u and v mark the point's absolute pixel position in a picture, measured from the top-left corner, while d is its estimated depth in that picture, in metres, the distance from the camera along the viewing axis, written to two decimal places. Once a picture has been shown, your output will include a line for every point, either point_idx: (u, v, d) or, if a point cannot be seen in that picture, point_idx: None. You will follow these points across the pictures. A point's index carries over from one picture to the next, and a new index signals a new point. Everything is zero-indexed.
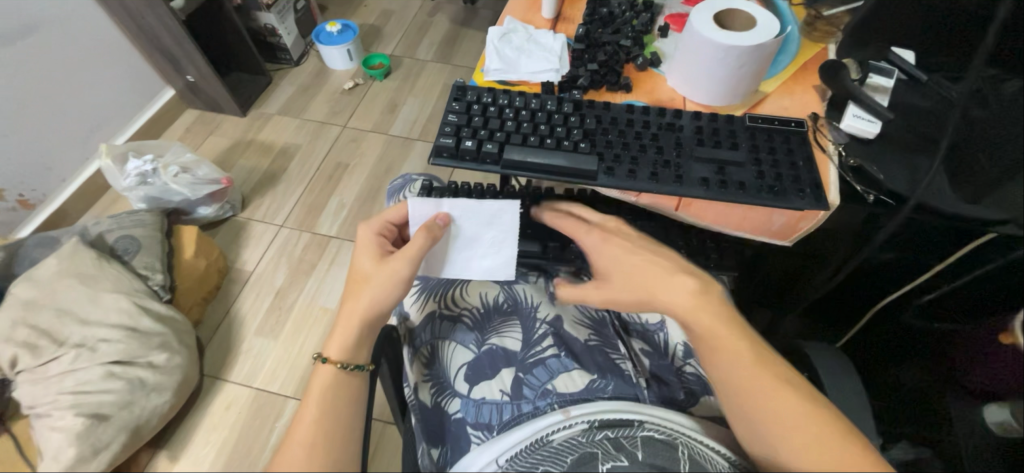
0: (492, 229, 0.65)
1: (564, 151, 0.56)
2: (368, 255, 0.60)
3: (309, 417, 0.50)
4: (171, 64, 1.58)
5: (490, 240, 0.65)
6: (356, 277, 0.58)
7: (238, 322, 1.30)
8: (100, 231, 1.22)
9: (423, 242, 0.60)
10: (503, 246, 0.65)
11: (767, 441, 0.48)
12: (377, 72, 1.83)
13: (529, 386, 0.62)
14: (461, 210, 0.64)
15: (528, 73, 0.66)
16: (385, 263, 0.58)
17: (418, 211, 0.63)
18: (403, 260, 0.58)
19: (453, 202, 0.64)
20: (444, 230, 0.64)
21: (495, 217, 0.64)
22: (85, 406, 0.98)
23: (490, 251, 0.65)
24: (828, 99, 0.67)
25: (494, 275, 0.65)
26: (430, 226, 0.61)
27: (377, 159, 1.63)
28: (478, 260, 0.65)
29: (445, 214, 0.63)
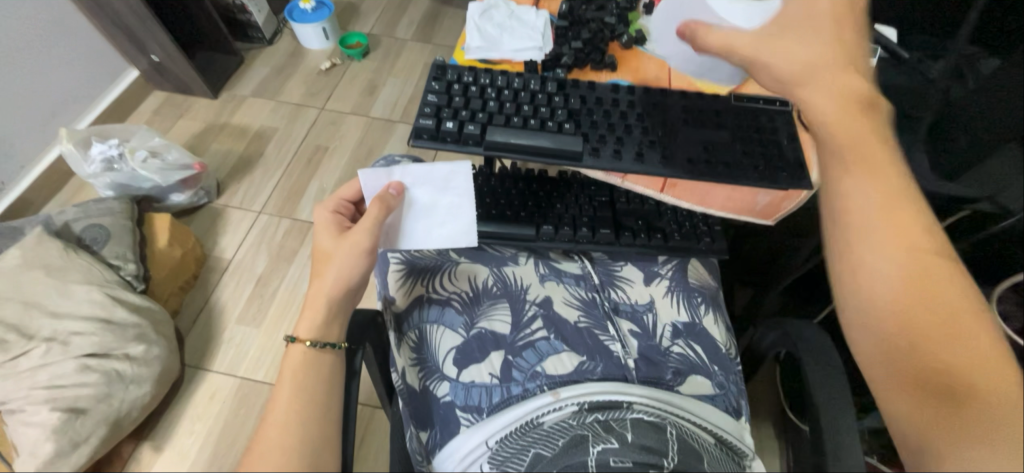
0: (446, 195, 0.62)
1: (549, 132, 0.54)
2: (328, 232, 0.60)
3: (282, 402, 0.50)
4: (134, 43, 1.49)
5: (444, 206, 0.62)
6: (320, 254, 0.58)
7: (219, 311, 1.27)
8: (66, 220, 1.17)
9: (377, 214, 0.58)
10: (460, 212, 0.62)
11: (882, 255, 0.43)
12: (355, 51, 1.77)
13: (519, 368, 0.63)
14: (414, 177, 0.61)
15: (511, 51, 0.64)
16: (346, 237, 0.58)
17: (370, 183, 0.61)
18: (365, 232, 0.58)
19: (405, 168, 0.61)
20: (399, 200, 0.61)
21: (447, 182, 0.62)
22: (61, 400, 0.96)
23: (447, 219, 0.62)
24: None
25: (454, 242, 0.63)
26: (381, 196, 0.59)
27: (358, 143, 1.59)
28: (438, 229, 0.63)
29: (398, 183, 0.61)
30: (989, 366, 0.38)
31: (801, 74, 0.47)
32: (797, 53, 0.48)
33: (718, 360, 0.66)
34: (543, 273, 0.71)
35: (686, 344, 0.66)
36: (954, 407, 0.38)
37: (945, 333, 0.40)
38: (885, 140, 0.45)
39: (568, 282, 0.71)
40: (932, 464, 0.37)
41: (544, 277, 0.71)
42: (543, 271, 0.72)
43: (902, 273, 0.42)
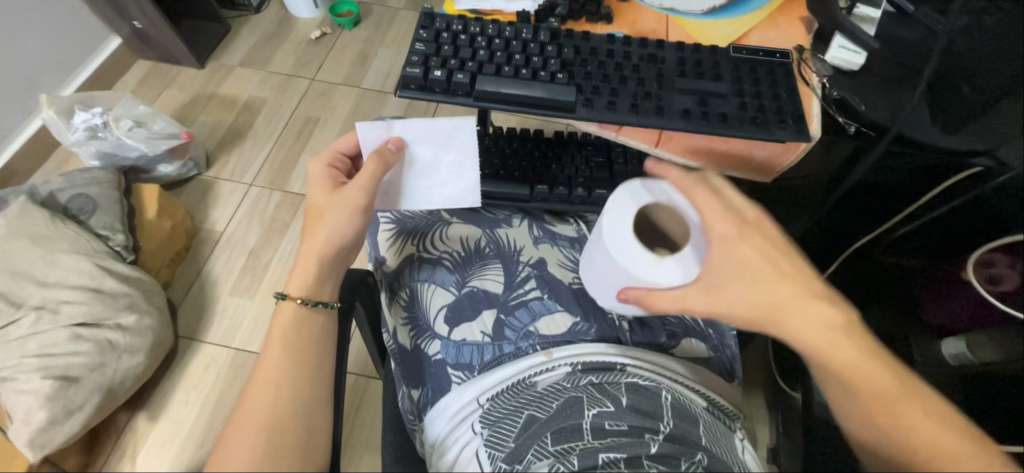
0: (449, 152, 0.60)
1: (541, 82, 0.52)
2: (322, 187, 0.58)
3: (272, 357, 0.50)
4: (115, 8, 1.43)
5: (447, 163, 0.60)
6: (313, 210, 0.57)
7: (211, 283, 1.26)
8: (51, 189, 1.14)
9: (373, 171, 0.56)
10: (462, 170, 0.61)
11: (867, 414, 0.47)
12: (346, 20, 1.71)
13: (511, 327, 0.62)
14: (414, 132, 0.59)
15: (502, 1, 0.61)
16: (339, 193, 0.56)
17: (369, 137, 0.59)
18: (359, 189, 0.56)
19: (405, 124, 0.59)
20: (400, 156, 0.59)
21: (451, 139, 0.59)
22: (53, 368, 0.95)
23: (451, 177, 0.61)
24: (814, 32, 0.61)
25: (456, 202, 0.61)
26: (380, 152, 0.57)
27: (350, 114, 1.56)
28: (439, 188, 0.61)
29: (398, 139, 0.59)
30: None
31: (746, 288, 0.47)
32: (736, 273, 0.47)
33: (713, 324, 0.65)
34: (537, 235, 0.69)
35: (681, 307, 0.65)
36: None
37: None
38: (842, 323, 0.46)
39: (563, 245, 0.69)
40: None
41: (538, 239, 0.69)
42: (537, 234, 0.69)
43: (878, 430, 0.46)
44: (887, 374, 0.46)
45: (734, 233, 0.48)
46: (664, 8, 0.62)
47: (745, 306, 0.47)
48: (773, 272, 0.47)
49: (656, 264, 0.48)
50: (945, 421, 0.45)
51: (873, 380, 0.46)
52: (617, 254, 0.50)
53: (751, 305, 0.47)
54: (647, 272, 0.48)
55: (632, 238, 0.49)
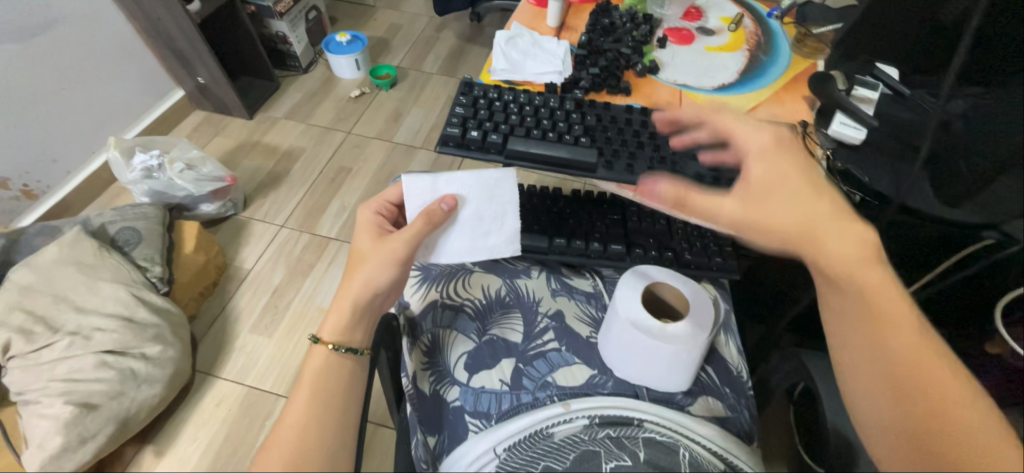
0: (493, 203, 0.65)
1: (566, 145, 0.58)
2: (368, 234, 0.63)
3: (301, 400, 0.52)
4: (183, 66, 1.62)
5: (489, 215, 0.64)
6: (356, 255, 0.61)
7: (234, 319, 1.30)
8: (103, 222, 1.23)
9: (421, 227, 0.60)
10: (503, 221, 0.65)
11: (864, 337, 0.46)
12: (384, 82, 1.88)
13: (529, 376, 0.64)
14: (464, 188, 0.64)
15: (533, 73, 0.69)
16: (382, 243, 0.60)
17: (419, 199, 0.63)
18: (404, 241, 0.60)
19: (453, 179, 0.64)
20: (451, 214, 0.63)
21: (495, 191, 0.65)
22: (76, 394, 0.97)
23: (492, 228, 0.65)
24: (817, 108, 0.67)
25: (496, 253, 0.65)
26: (431, 209, 0.61)
27: (380, 165, 1.67)
28: (480, 239, 0.65)
29: (451, 198, 0.63)
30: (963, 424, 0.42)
31: (795, 195, 0.46)
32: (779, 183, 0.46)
33: (731, 383, 0.65)
34: (555, 288, 0.72)
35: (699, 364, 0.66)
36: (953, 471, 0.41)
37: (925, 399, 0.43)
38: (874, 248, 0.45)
39: (579, 299, 0.71)
40: None
41: (555, 292, 0.72)
42: (555, 286, 0.73)
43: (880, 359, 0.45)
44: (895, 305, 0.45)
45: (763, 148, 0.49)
46: (677, 84, 0.70)
47: (784, 210, 0.45)
48: (810, 188, 0.46)
49: (663, 330, 0.57)
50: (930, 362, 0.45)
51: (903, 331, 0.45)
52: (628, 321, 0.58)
53: (797, 210, 0.45)
54: (655, 333, 0.57)
55: (640, 307, 0.58)
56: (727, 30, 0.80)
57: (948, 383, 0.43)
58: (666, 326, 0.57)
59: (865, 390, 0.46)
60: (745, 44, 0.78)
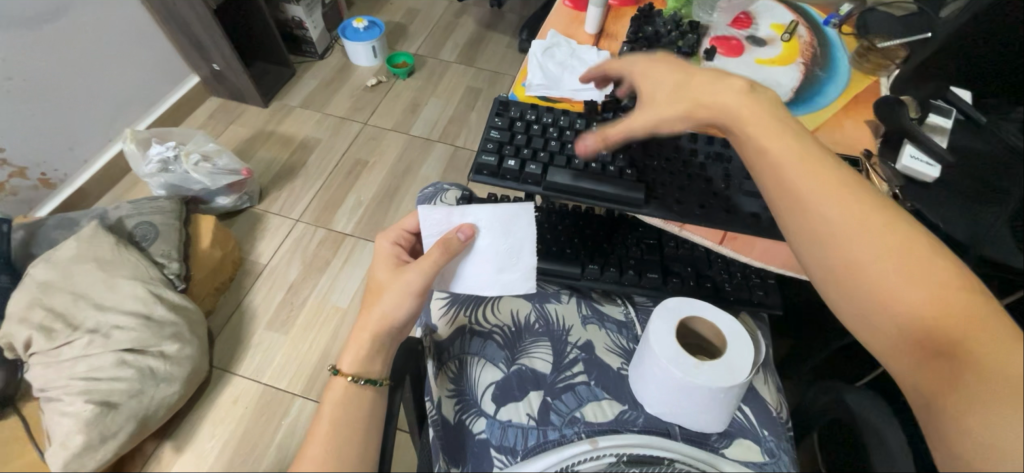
0: (510, 237, 0.60)
1: (608, 177, 0.59)
2: (386, 264, 0.60)
3: (322, 433, 0.50)
4: (198, 52, 1.58)
5: (505, 250, 0.60)
6: (374, 285, 0.59)
7: (250, 315, 1.29)
8: (120, 216, 1.22)
9: (436, 259, 0.56)
10: (519, 258, 0.60)
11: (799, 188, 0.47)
12: (402, 70, 1.83)
13: (557, 411, 0.61)
14: (483, 218, 0.60)
15: (570, 90, 0.68)
16: (401, 273, 0.58)
17: (439, 224, 0.60)
18: (420, 271, 0.56)
19: (467, 210, 0.60)
20: (467, 244, 0.59)
21: (511, 225, 0.60)
22: (95, 393, 0.98)
23: (507, 264, 0.60)
24: (882, 135, 0.64)
25: (511, 289, 0.60)
26: (448, 240, 0.57)
27: (397, 158, 1.63)
28: (496, 272, 0.60)
29: (469, 226, 0.59)
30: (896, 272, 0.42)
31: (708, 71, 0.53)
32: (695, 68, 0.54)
33: (771, 425, 0.62)
34: (585, 315, 0.70)
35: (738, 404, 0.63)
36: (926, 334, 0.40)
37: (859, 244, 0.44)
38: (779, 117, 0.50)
39: (611, 328, 0.69)
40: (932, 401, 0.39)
41: (586, 319, 0.69)
42: (585, 313, 0.70)
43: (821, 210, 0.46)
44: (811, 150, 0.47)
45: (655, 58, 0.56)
46: None
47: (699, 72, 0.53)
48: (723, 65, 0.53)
49: (698, 367, 0.53)
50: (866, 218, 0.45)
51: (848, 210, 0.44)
52: (657, 356, 0.55)
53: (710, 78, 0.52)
54: (691, 375, 0.53)
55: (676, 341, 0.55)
56: (781, 40, 0.76)
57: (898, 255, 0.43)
58: (702, 366, 0.53)
59: (833, 261, 0.45)
60: (799, 57, 0.73)
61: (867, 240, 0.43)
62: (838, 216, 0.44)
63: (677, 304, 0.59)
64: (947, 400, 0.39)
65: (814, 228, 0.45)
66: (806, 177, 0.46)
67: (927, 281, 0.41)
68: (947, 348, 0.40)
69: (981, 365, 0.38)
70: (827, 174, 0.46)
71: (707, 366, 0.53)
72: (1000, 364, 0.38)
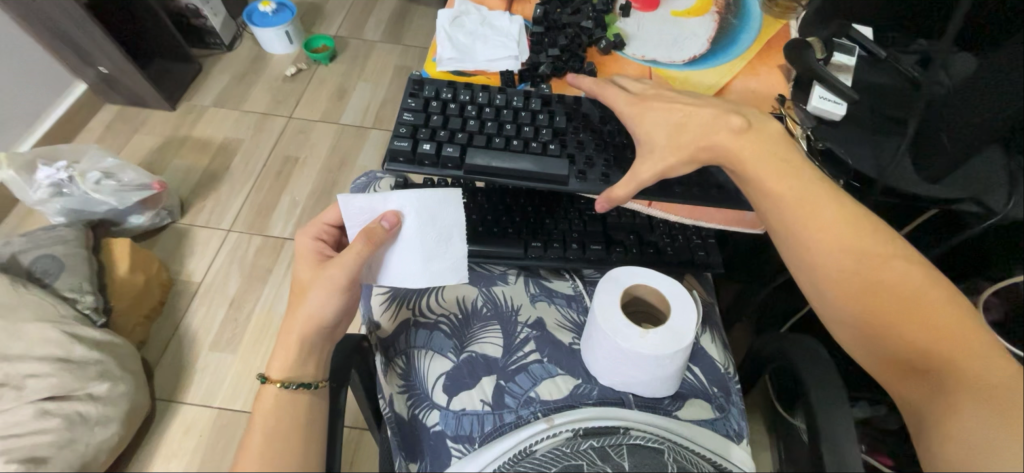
0: (437, 224, 0.57)
1: (532, 153, 0.58)
2: (308, 261, 0.56)
3: (254, 444, 0.46)
4: (78, 55, 1.39)
5: (433, 239, 0.57)
6: (298, 285, 0.55)
7: (190, 339, 1.20)
8: (13, 252, 1.08)
9: (360, 251, 0.53)
10: (449, 245, 0.57)
11: (805, 227, 0.51)
12: (322, 55, 1.69)
13: (511, 394, 0.59)
14: (409, 203, 0.56)
15: (484, 61, 0.66)
16: (324, 268, 0.54)
17: (360, 212, 0.55)
18: (342, 265, 0.53)
19: (391, 195, 0.56)
20: (393, 233, 0.55)
21: (437, 212, 0.57)
22: (18, 451, 0.89)
23: (435, 253, 0.57)
24: (793, 79, 0.65)
25: (439, 280, 0.57)
26: (370, 229, 0.53)
27: (330, 151, 1.53)
28: (424, 264, 0.57)
29: (393, 214, 0.55)
30: (898, 303, 0.47)
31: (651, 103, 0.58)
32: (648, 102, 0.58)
33: (719, 382, 0.63)
34: (534, 293, 0.68)
35: (687, 365, 0.63)
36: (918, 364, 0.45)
37: (868, 285, 0.48)
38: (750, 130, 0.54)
39: (560, 302, 0.68)
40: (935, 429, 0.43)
41: (535, 297, 0.68)
42: (534, 291, 0.69)
43: (833, 245, 0.50)
44: (812, 188, 0.52)
45: (638, 104, 0.58)
46: (646, 60, 0.67)
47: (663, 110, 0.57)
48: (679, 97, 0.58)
49: (643, 337, 0.52)
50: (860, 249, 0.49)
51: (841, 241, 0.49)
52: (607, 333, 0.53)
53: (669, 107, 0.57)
54: (635, 344, 0.52)
55: (621, 313, 0.53)
56: None
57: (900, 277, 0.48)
58: (647, 336, 0.52)
59: (838, 299, 0.49)
60: (713, 6, 0.73)
61: (863, 273, 0.48)
62: (831, 250, 0.50)
63: (623, 276, 0.57)
64: (934, 410, 0.43)
65: (808, 260, 0.51)
66: (803, 212, 0.51)
67: (907, 306, 0.46)
68: (933, 366, 0.45)
69: (971, 381, 0.43)
70: (821, 205, 0.51)
71: (653, 334, 0.52)
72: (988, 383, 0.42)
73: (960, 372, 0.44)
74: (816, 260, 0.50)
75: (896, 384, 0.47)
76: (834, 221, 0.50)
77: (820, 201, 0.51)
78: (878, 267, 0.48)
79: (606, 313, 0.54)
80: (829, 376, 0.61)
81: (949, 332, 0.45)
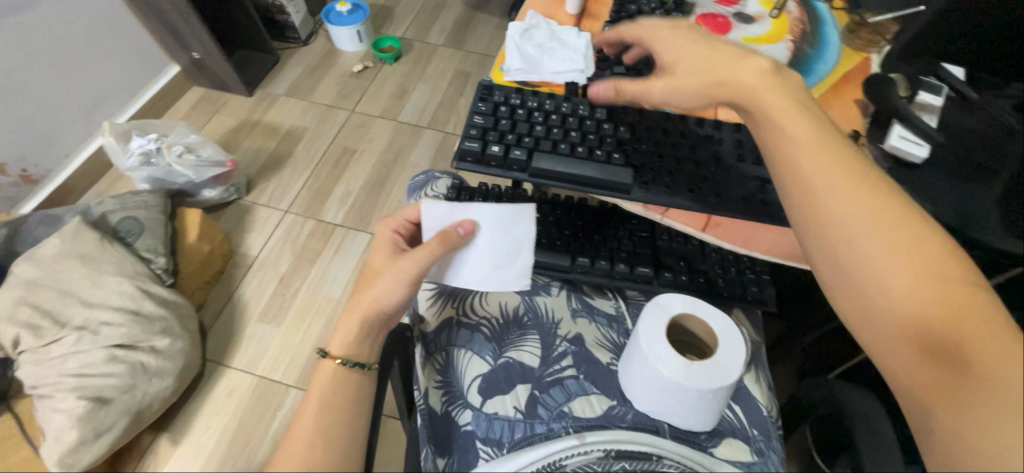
0: (510, 237, 0.58)
1: (596, 161, 0.59)
2: (383, 251, 0.58)
3: (308, 414, 0.49)
4: (176, 40, 1.54)
5: (505, 249, 0.58)
6: (369, 271, 0.57)
7: (241, 307, 1.29)
8: (104, 211, 1.21)
9: (434, 249, 0.54)
10: (517, 254, 0.58)
11: (824, 192, 0.47)
12: (388, 55, 1.78)
13: (545, 405, 0.60)
14: (487, 216, 0.58)
15: (551, 73, 0.67)
16: (395, 260, 0.56)
17: (435, 217, 0.58)
18: (411, 260, 0.54)
19: (471, 205, 0.58)
20: (467, 240, 0.57)
21: (511, 224, 0.58)
22: (88, 389, 0.98)
23: (505, 261, 0.58)
24: (870, 116, 0.63)
25: (506, 286, 0.59)
26: (447, 232, 0.56)
27: (386, 146, 1.60)
28: (492, 270, 0.58)
29: (469, 223, 0.57)
30: (919, 283, 0.43)
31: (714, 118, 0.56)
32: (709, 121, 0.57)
33: (760, 424, 0.61)
34: (575, 308, 0.68)
35: (728, 402, 0.61)
36: (935, 354, 0.41)
37: (889, 260, 0.44)
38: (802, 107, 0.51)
39: (601, 322, 0.68)
40: (947, 425, 0.40)
41: (575, 312, 0.68)
42: (575, 306, 0.69)
43: (854, 213, 0.45)
44: (831, 148, 0.48)
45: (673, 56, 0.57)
46: None
47: None
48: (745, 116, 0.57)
49: (687, 367, 0.51)
50: (881, 220, 0.45)
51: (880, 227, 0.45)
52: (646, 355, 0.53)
53: None
54: (677, 372, 0.51)
55: (665, 339, 0.53)
56: (769, 16, 0.74)
57: (922, 255, 0.44)
58: (692, 365, 0.51)
59: (855, 276, 0.45)
60: (788, 34, 0.72)
61: (885, 249, 0.44)
62: (851, 218, 0.45)
63: (671, 303, 0.57)
64: (948, 405, 0.40)
65: (827, 228, 0.46)
66: (825, 176, 0.47)
67: (925, 283, 0.43)
68: (956, 353, 0.41)
69: (992, 375, 0.39)
70: (843, 169, 0.47)
71: (699, 364, 0.51)
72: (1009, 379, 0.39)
73: (978, 362, 0.40)
74: (849, 242, 0.45)
75: (909, 374, 0.42)
76: (856, 188, 0.46)
77: (843, 166, 0.47)
78: (898, 242, 0.44)
79: (647, 334, 0.54)
80: (881, 435, 0.57)
81: (972, 316, 0.41)
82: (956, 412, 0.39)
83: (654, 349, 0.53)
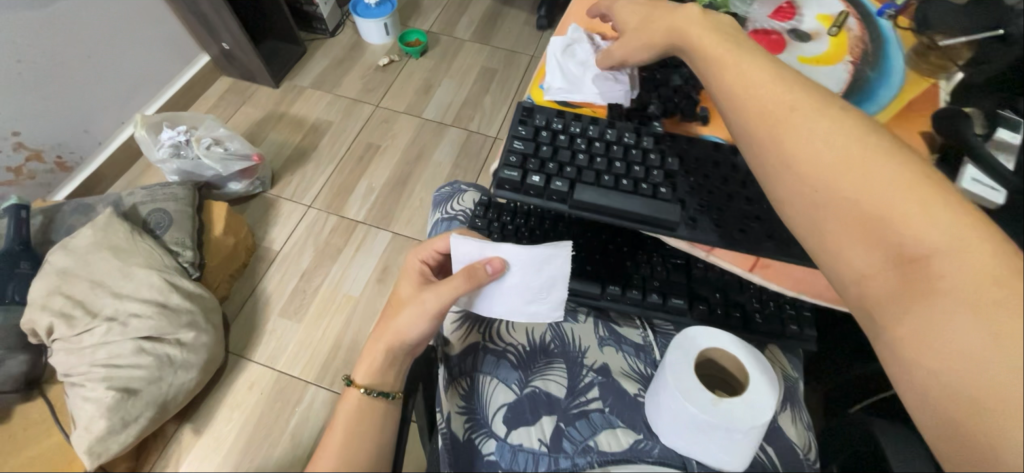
0: (542, 275, 0.56)
1: (641, 195, 0.57)
2: (410, 282, 0.58)
3: (334, 444, 0.48)
4: (206, 30, 1.54)
5: (537, 284, 0.56)
6: (396, 301, 0.57)
7: (263, 301, 1.30)
8: (134, 202, 1.23)
9: (457, 286, 0.52)
10: (551, 291, 0.56)
11: (759, 111, 0.48)
12: (414, 49, 1.76)
13: (570, 439, 0.58)
14: (517, 255, 0.55)
15: (594, 93, 0.65)
16: (421, 292, 0.54)
17: (463, 252, 0.56)
18: (440, 294, 0.53)
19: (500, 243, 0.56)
20: (495, 278, 0.55)
21: (543, 263, 0.56)
22: (116, 380, 1.00)
23: (539, 295, 0.56)
24: (938, 150, 0.58)
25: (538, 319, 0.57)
26: (473, 268, 0.54)
27: (410, 143, 1.59)
28: (525, 303, 0.56)
29: (497, 262, 0.55)
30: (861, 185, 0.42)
31: None
32: None
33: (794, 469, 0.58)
34: (603, 336, 0.67)
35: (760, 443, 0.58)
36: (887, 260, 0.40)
37: (831, 168, 0.44)
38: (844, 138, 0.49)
39: (628, 351, 0.66)
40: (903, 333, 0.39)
41: (603, 341, 0.66)
42: (602, 334, 0.67)
43: (786, 127, 0.46)
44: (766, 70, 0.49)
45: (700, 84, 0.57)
46: None
47: None
48: None
49: (715, 405, 0.49)
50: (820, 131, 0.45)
51: (851, 159, 0.43)
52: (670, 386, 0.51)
53: None
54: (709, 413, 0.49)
55: (694, 375, 0.51)
56: (827, 34, 0.70)
57: (864, 158, 0.43)
58: (720, 403, 0.49)
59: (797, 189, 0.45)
60: (848, 54, 0.67)
61: (825, 156, 0.44)
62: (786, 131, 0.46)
63: (701, 339, 0.55)
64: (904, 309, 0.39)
65: (767, 143, 0.47)
66: (760, 93, 0.48)
67: (866, 181, 0.42)
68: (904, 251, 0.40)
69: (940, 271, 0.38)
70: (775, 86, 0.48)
71: (727, 401, 0.49)
72: (959, 273, 0.37)
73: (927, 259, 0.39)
74: (795, 162, 0.45)
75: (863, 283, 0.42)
76: (790, 102, 0.47)
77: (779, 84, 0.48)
78: (838, 148, 0.44)
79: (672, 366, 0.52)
80: None
81: (921, 211, 0.40)
82: (906, 314, 0.39)
83: (679, 384, 0.51)
